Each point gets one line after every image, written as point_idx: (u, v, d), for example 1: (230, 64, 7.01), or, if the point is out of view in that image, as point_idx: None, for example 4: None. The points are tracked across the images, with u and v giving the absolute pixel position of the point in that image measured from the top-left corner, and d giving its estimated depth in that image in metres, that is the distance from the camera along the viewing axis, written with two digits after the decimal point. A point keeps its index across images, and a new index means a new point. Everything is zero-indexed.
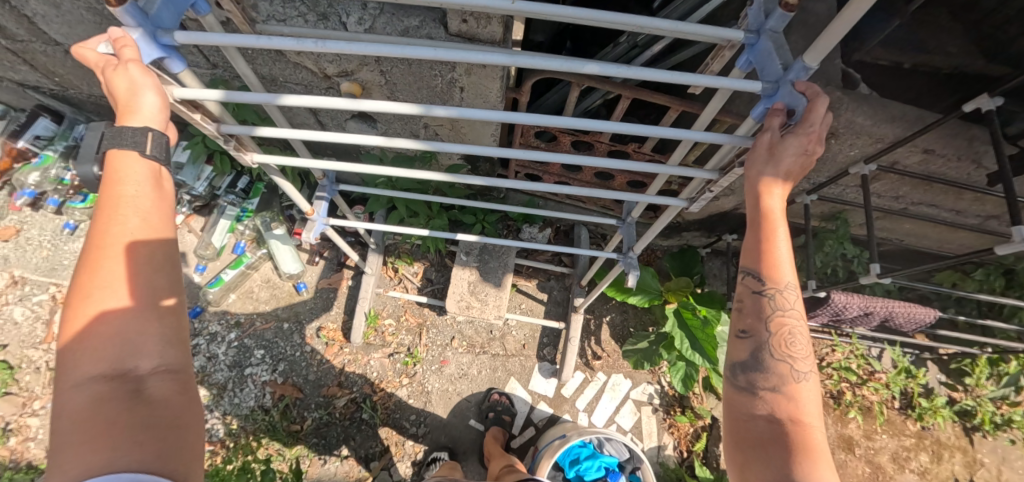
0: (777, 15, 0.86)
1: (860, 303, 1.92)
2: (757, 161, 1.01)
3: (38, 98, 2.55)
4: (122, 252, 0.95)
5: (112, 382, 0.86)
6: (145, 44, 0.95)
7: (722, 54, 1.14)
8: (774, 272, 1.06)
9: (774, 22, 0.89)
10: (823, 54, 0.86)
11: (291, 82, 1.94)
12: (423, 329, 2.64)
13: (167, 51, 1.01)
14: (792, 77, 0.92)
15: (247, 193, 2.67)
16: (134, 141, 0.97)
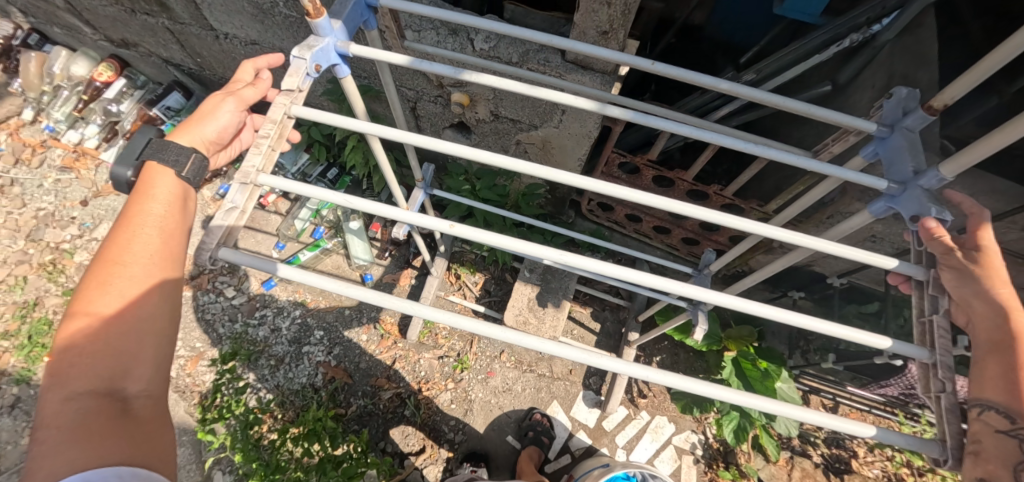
0: (918, 116, 1.03)
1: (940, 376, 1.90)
2: (990, 278, 0.90)
3: (175, 76, 2.90)
4: (133, 275, 0.99)
5: (100, 399, 0.94)
6: (326, 54, 1.19)
7: (847, 139, 1.27)
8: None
9: (911, 121, 1.06)
10: (962, 169, 0.91)
11: (404, 87, 2.14)
12: (475, 338, 2.69)
13: (341, 58, 1.26)
14: (923, 184, 1.00)
15: (334, 184, 2.84)
16: (176, 159, 1.10)
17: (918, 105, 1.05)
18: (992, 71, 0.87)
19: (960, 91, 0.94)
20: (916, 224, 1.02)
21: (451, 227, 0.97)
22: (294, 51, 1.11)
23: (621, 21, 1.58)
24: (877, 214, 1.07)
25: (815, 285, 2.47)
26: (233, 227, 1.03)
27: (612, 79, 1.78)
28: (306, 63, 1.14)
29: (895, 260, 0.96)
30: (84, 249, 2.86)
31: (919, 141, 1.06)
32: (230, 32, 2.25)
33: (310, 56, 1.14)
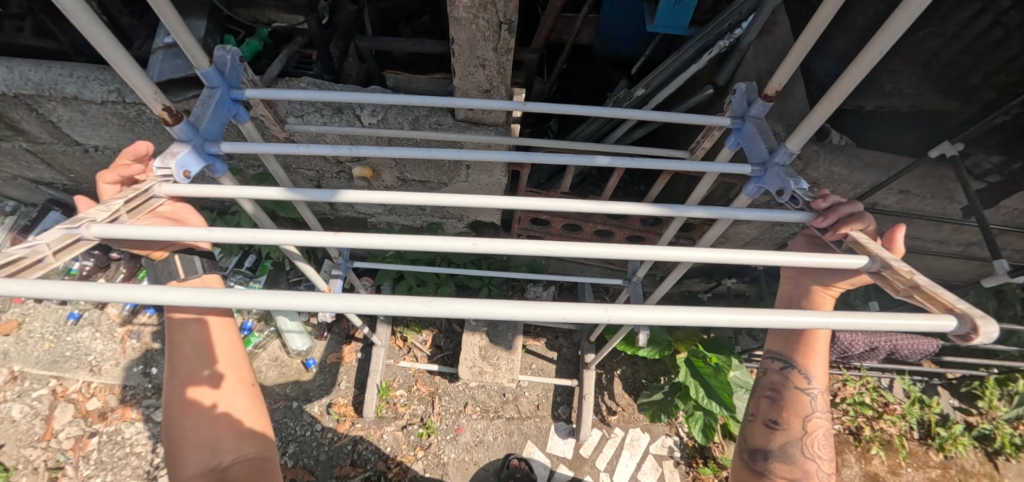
0: (760, 105, 1.19)
1: (865, 339, 2.00)
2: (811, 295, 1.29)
3: (50, 195, 2.66)
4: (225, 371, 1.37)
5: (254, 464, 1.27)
6: (195, 162, 1.15)
7: (713, 134, 1.39)
8: (810, 361, 1.26)
9: (755, 110, 1.21)
10: (803, 141, 1.05)
11: (303, 169, 2.07)
12: (435, 398, 2.60)
13: (215, 157, 1.22)
14: (779, 161, 1.13)
15: (254, 272, 2.70)
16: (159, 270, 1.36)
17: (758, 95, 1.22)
18: (800, 58, 1.02)
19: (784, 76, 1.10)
20: (781, 197, 1.15)
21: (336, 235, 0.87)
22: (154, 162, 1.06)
23: (500, 78, 1.61)
24: (751, 194, 1.23)
25: (743, 270, 2.61)
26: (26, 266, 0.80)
27: (506, 129, 1.84)
28: (171, 171, 1.10)
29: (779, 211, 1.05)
30: None
31: (766, 124, 1.21)
32: (99, 144, 2.11)
33: (175, 165, 1.10)
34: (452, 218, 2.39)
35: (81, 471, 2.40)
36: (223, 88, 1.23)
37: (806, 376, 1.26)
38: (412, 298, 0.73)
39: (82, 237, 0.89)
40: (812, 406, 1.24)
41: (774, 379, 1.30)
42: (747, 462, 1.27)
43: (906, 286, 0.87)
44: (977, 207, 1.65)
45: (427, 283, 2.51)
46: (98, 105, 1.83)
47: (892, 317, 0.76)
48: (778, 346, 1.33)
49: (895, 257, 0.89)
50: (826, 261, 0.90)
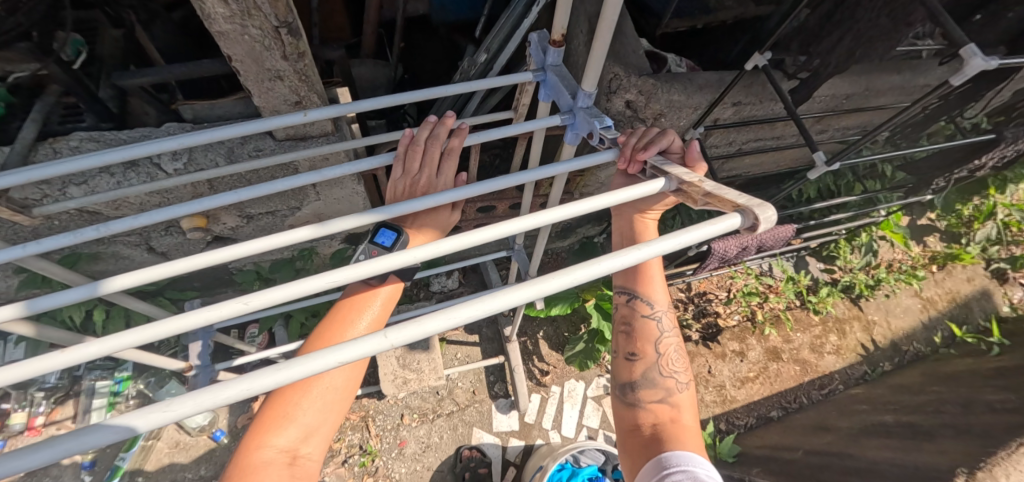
0: (553, 52, 1.22)
1: (736, 242, 2.20)
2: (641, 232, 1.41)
3: None
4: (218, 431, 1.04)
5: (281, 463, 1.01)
6: None
7: (527, 89, 1.41)
8: (649, 288, 1.40)
9: (552, 59, 1.25)
10: (596, 80, 1.12)
11: (119, 237, 1.74)
12: (369, 421, 2.50)
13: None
14: (582, 105, 1.20)
15: (117, 360, 2.35)
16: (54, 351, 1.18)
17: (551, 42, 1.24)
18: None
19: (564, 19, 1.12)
20: (594, 139, 1.23)
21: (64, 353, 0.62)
22: None
23: (306, 86, 1.40)
24: (574, 140, 1.32)
25: None
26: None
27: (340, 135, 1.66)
28: None
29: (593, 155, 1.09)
30: None
31: (565, 71, 1.27)
32: None
33: None
34: (324, 238, 2.19)
35: None
36: None
37: (650, 302, 1.39)
38: (149, 407, 0.55)
39: None
40: (661, 329, 1.37)
41: (624, 313, 1.40)
42: (620, 398, 1.33)
43: (701, 196, 0.94)
44: (792, 105, 1.80)
45: (320, 312, 2.32)
46: None
47: (692, 232, 0.79)
48: (622, 282, 1.44)
49: (686, 171, 0.99)
50: (637, 192, 0.91)
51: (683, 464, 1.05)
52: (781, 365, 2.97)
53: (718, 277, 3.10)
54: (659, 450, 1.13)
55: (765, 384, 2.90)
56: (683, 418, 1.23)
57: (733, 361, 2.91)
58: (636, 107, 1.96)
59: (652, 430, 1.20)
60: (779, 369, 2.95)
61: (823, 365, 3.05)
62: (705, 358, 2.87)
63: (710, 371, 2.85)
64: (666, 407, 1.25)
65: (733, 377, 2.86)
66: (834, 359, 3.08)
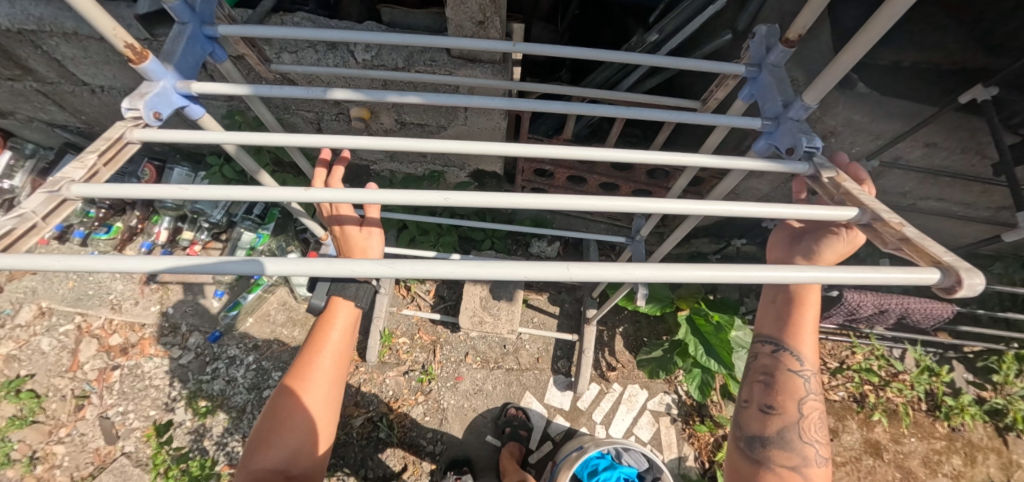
0: (779, 50, 1.11)
1: (874, 300, 1.93)
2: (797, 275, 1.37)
3: (66, 138, 2.75)
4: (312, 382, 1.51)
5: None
6: (166, 98, 1.08)
7: (727, 83, 1.30)
8: (799, 342, 1.35)
9: (773, 57, 1.13)
10: (822, 94, 1.00)
11: (302, 111, 2.06)
12: (437, 347, 2.65)
13: (188, 99, 1.14)
14: (792, 115, 1.08)
15: (262, 219, 2.73)
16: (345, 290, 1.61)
17: (778, 39, 1.13)
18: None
19: (808, 19, 1.01)
20: (792, 155, 1.08)
21: (306, 191, 0.93)
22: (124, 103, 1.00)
23: (494, 8, 1.52)
24: (762, 152, 1.19)
25: (753, 230, 2.52)
26: (17, 238, 0.83)
27: (504, 67, 1.77)
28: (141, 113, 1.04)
29: (792, 163, 1.01)
30: (8, 338, 2.68)
31: (784, 75, 1.14)
32: (105, 85, 2.18)
33: (143, 105, 1.03)
34: (455, 167, 2.33)
35: (106, 400, 2.57)
36: (196, 24, 1.14)
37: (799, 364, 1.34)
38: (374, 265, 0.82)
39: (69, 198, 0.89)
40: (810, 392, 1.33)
41: (765, 363, 1.39)
42: (744, 450, 1.35)
43: (895, 239, 0.88)
44: (1007, 159, 1.52)
45: (429, 235, 2.49)
46: (99, 42, 1.87)
47: (859, 272, 0.79)
48: (768, 331, 1.41)
49: (887, 209, 0.89)
50: (815, 214, 0.90)
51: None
52: (878, 463, 2.55)
53: (832, 343, 2.74)
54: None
55: (851, 476, 2.51)
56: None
57: None
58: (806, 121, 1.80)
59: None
60: (874, 467, 2.54)
61: None
62: None
63: None
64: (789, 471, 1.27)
65: None
66: None
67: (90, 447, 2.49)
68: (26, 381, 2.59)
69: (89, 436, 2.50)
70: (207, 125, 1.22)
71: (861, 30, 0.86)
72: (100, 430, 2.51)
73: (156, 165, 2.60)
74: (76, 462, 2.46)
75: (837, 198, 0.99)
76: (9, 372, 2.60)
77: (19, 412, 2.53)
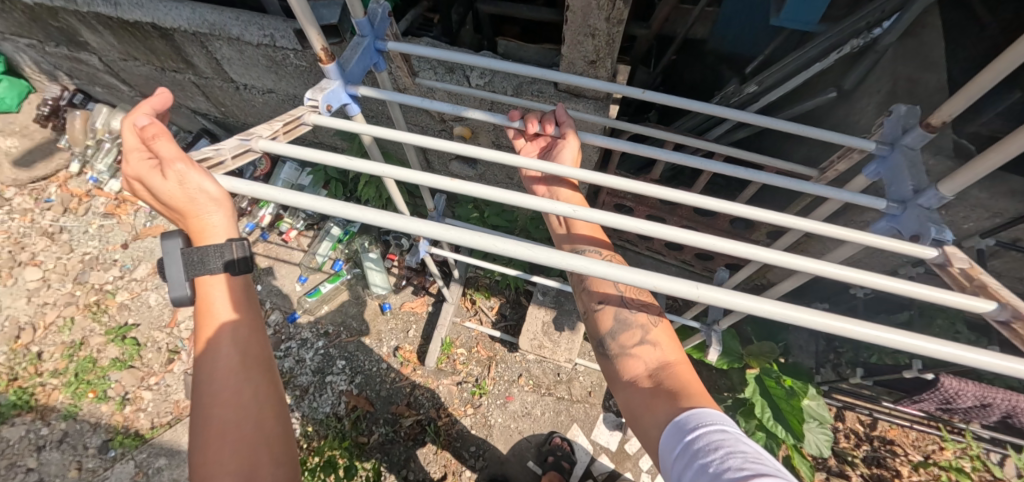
0: (917, 134, 1.08)
1: (978, 392, 1.76)
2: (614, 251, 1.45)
3: (203, 124, 3.18)
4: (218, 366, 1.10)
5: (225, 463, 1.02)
6: (336, 95, 1.28)
7: (849, 156, 1.28)
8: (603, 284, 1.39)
9: (910, 140, 1.10)
10: (962, 186, 0.95)
11: (410, 124, 2.26)
12: (492, 363, 2.70)
13: (352, 98, 1.34)
14: (922, 202, 1.04)
15: (351, 217, 2.96)
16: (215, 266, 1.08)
17: (917, 122, 1.10)
18: (986, 87, 0.92)
19: (956, 107, 0.98)
20: (917, 241, 1.05)
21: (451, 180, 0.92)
22: (307, 95, 1.22)
23: (608, 50, 1.61)
24: (881, 233, 1.16)
25: (839, 297, 2.38)
26: (217, 167, 1.05)
27: (606, 104, 1.84)
28: (318, 104, 1.25)
29: (929, 249, 0.95)
30: (125, 289, 3.05)
31: (919, 158, 1.11)
32: (248, 83, 2.51)
33: (322, 97, 1.24)
34: None
35: (192, 358, 2.83)
36: (370, 38, 1.34)
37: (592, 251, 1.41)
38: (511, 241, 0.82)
39: (252, 148, 1.06)
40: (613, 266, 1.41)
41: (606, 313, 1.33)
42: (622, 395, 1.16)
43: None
44: None
45: (501, 255, 2.61)
46: (253, 47, 2.17)
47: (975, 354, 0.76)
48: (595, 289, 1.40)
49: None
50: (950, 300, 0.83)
51: (719, 424, 0.92)
52: None
53: (917, 434, 2.50)
54: (669, 409, 1.02)
55: None
56: (673, 360, 1.15)
57: None
58: None
59: (651, 386, 1.10)
60: None
61: None
62: None
63: None
64: (645, 352, 1.19)
65: None
66: None
67: (172, 398, 2.75)
68: (131, 329, 2.92)
69: (173, 388, 2.77)
70: (358, 123, 1.41)
71: (1019, 130, 0.83)
72: (183, 384, 2.77)
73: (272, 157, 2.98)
74: (158, 409, 2.72)
75: (971, 291, 0.93)
76: (121, 319, 2.96)
77: (122, 355, 2.85)
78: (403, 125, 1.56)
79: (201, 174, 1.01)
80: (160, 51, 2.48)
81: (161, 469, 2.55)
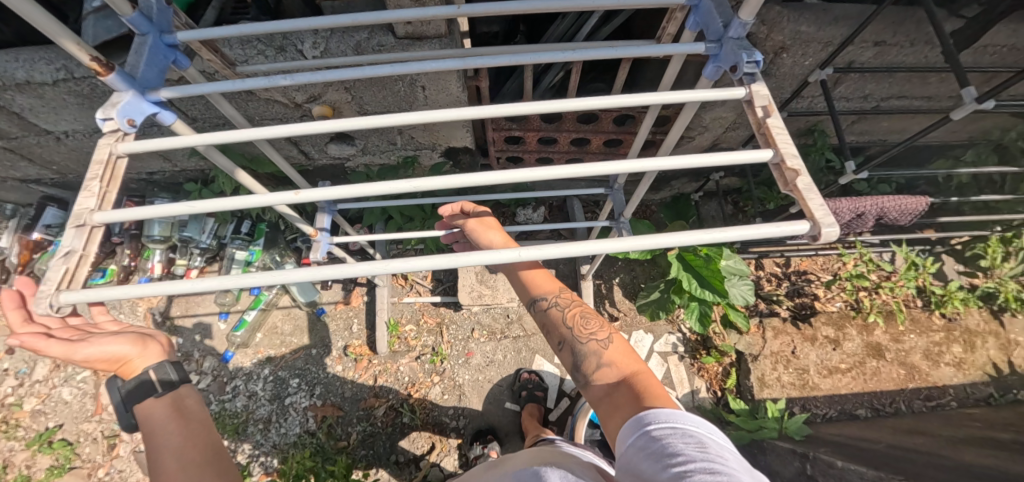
0: None
1: (850, 205, 1.95)
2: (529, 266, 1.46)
3: (41, 192, 2.78)
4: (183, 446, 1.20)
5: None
6: (137, 106, 1.14)
7: (676, 16, 1.30)
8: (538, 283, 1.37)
9: None
10: (756, 8, 1.02)
11: (266, 119, 2.09)
12: (443, 328, 2.72)
13: (159, 105, 1.19)
14: (734, 34, 1.11)
15: (252, 235, 2.77)
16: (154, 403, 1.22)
17: None
18: None
19: None
20: (736, 73, 1.13)
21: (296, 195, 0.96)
22: (98, 114, 1.08)
23: None
24: (711, 76, 1.22)
25: (729, 161, 2.54)
26: (75, 273, 0.97)
27: (451, 39, 1.78)
28: (116, 121, 1.11)
29: (738, 88, 1.07)
30: (29, 394, 2.73)
31: None
32: (67, 130, 2.19)
33: (117, 113, 1.10)
34: (426, 149, 2.34)
35: (136, 435, 2.63)
36: (154, 34, 1.17)
37: (545, 298, 1.33)
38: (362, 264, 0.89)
39: (93, 226, 1.00)
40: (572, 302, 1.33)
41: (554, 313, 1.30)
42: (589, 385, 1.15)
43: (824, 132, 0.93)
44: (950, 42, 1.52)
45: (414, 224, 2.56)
46: (51, 86, 1.86)
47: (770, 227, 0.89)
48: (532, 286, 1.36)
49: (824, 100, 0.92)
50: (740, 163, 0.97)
51: (672, 419, 0.95)
52: (882, 364, 2.57)
53: (822, 257, 2.82)
54: (636, 408, 1.03)
55: (858, 380, 2.54)
56: (634, 372, 1.15)
57: (824, 348, 2.58)
58: (756, 41, 1.75)
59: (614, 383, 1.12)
60: (879, 368, 2.56)
61: (936, 376, 2.56)
62: (791, 337, 2.57)
63: (794, 352, 2.56)
64: (612, 373, 1.16)
65: (820, 364, 2.54)
66: (953, 372, 2.57)
67: None
68: (56, 431, 2.65)
69: (127, 471, 2.57)
70: (179, 130, 1.27)
71: None
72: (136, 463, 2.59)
73: (137, 202, 2.63)
74: None
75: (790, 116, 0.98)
76: (38, 426, 2.66)
77: (56, 461, 2.59)
78: (237, 118, 1.40)
79: (64, 286, 0.94)
80: None
81: None
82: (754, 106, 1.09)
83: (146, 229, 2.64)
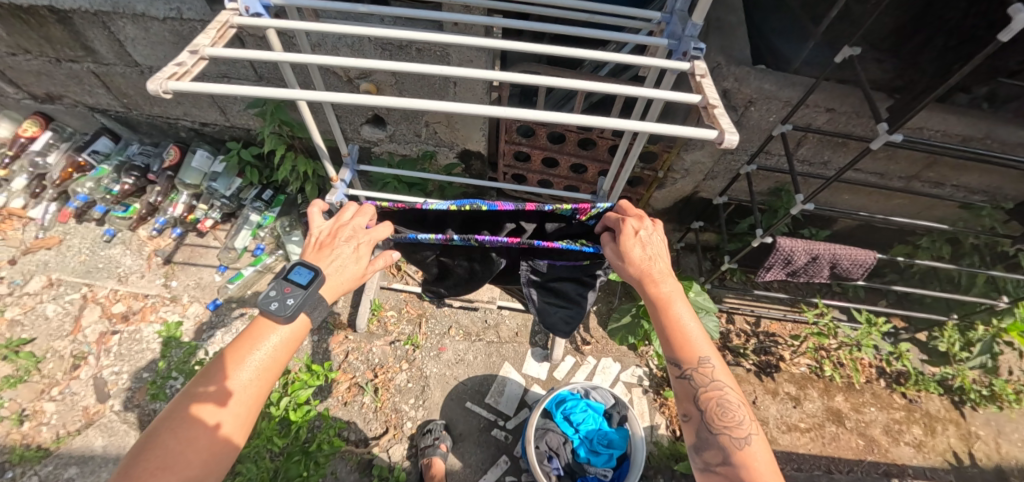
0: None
1: (805, 246, 2.20)
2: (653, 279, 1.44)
3: (103, 123, 3.16)
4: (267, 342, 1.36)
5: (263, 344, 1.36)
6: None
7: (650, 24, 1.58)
8: (686, 347, 1.36)
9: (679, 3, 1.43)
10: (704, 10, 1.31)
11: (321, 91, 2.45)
12: (423, 319, 2.83)
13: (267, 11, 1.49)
14: (689, 34, 1.41)
15: (270, 203, 3.04)
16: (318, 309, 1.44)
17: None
18: None
19: None
20: (685, 56, 1.44)
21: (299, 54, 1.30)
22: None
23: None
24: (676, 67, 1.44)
25: (708, 211, 2.83)
26: (179, 78, 1.22)
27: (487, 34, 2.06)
28: (238, 6, 1.40)
29: (684, 63, 1.33)
30: (14, 305, 2.78)
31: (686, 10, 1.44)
32: (152, 66, 2.52)
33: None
34: (445, 146, 2.69)
35: (102, 361, 2.63)
36: None
37: (693, 368, 1.35)
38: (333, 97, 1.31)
39: (202, 56, 1.28)
40: (718, 380, 1.33)
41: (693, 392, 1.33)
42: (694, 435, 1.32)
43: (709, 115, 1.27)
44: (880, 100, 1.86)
45: None
46: (159, 22, 2.20)
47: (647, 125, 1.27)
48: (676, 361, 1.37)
49: (712, 98, 1.26)
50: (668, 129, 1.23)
51: None
52: (840, 430, 2.57)
53: (791, 323, 2.91)
54: None
55: (816, 442, 2.53)
56: (759, 479, 1.15)
57: (785, 404, 2.62)
58: (730, 95, 2.12)
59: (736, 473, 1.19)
60: (837, 434, 2.55)
61: (895, 453, 2.52)
62: (752, 387, 2.65)
63: (754, 402, 2.61)
64: (731, 474, 1.20)
65: (780, 419, 2.56)
66: (912, 453, 2.53)
67: (80, 406, 2.51)
68: (27, 343, 2.65)
69: (80, 395, 2.53)
70: (270, 39, 1.50)
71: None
72: (92, 389, 2.56)
73: (181, 148, 3.04)
74: (65, 419, 2.47)
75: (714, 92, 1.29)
76: (12, 335, 2.68)
77: (15, 372, 2.56)
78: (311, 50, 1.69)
79: (173, 77, 1.20)
80: (57, 39, 2.44)
81: (71, 479, 2.30)
82: (693, 76, 1.36)
83: (181, 174, 2.99)
